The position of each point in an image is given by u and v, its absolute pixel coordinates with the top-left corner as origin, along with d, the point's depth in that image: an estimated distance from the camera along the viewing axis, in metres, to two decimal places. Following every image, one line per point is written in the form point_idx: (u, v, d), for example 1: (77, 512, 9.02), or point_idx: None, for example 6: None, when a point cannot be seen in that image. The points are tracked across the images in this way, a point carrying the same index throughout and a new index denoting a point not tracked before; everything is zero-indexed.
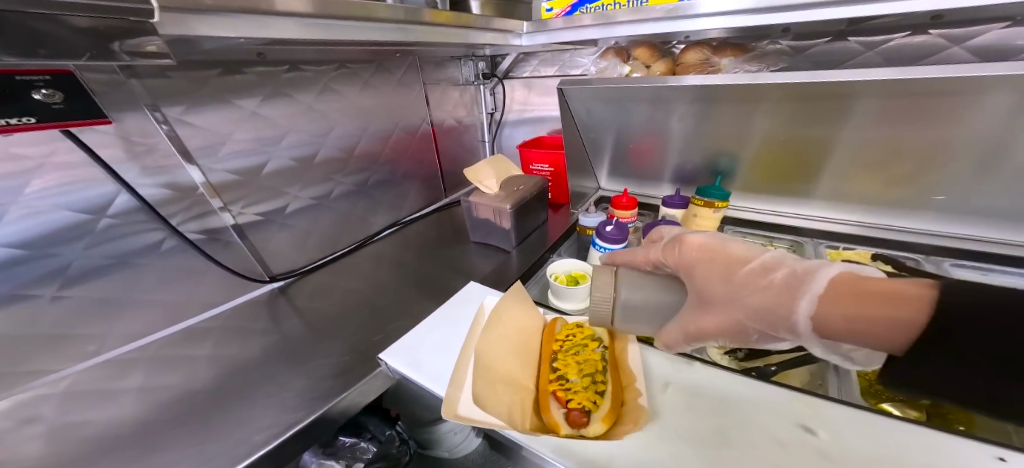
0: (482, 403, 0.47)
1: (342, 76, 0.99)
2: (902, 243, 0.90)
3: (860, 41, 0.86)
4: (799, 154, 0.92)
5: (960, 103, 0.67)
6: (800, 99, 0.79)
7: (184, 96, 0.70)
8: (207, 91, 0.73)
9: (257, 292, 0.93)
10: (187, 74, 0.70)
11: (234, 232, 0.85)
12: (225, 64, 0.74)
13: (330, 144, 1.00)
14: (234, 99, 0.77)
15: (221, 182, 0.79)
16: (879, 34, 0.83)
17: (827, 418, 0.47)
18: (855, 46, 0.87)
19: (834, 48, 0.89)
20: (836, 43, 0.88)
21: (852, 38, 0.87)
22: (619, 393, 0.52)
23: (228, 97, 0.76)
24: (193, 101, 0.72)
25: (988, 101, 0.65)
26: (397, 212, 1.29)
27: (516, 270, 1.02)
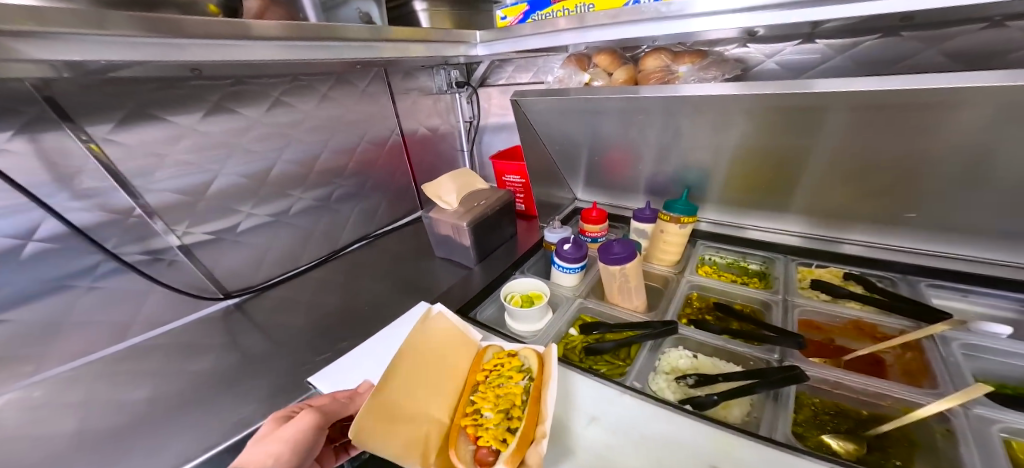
0: (373, 438, 0.45)
1: (296, 89, 0.97)
2: (879, 261, 0.85)
3: (828, 44, 0.81)
4: (770, 164, 0.87)
5: (929, 114, 0.62)
6: (764, 109, 0.75)
7: (111, 113, 0.70)
8: (137, 107, 0.72)
9: (208, 310, 0.91)
10: (115, 93, 0.69)
11: (180, 251, 0.84)
12: (157, 81, 0.73)
13: (287, 159, 0.99)
14: (169, 115, 0.77)
15: (162, 202, 0.79)
16: (846, 36, 0.78)
17: (740, 460, 0.44)
18: (824, 48, 0.82)
19: (800, 51, 0.84)
20: (802, 46, 0.83)
21: (819, 40, 0.82)
22: (529, 430, 0.48)
23: (163, 114, 0.75)
24: (121, 119, 0.71)
25: (960, 112, 0.60)
26: (367, 225, 1.28)
27: (474, 287, 0.99)
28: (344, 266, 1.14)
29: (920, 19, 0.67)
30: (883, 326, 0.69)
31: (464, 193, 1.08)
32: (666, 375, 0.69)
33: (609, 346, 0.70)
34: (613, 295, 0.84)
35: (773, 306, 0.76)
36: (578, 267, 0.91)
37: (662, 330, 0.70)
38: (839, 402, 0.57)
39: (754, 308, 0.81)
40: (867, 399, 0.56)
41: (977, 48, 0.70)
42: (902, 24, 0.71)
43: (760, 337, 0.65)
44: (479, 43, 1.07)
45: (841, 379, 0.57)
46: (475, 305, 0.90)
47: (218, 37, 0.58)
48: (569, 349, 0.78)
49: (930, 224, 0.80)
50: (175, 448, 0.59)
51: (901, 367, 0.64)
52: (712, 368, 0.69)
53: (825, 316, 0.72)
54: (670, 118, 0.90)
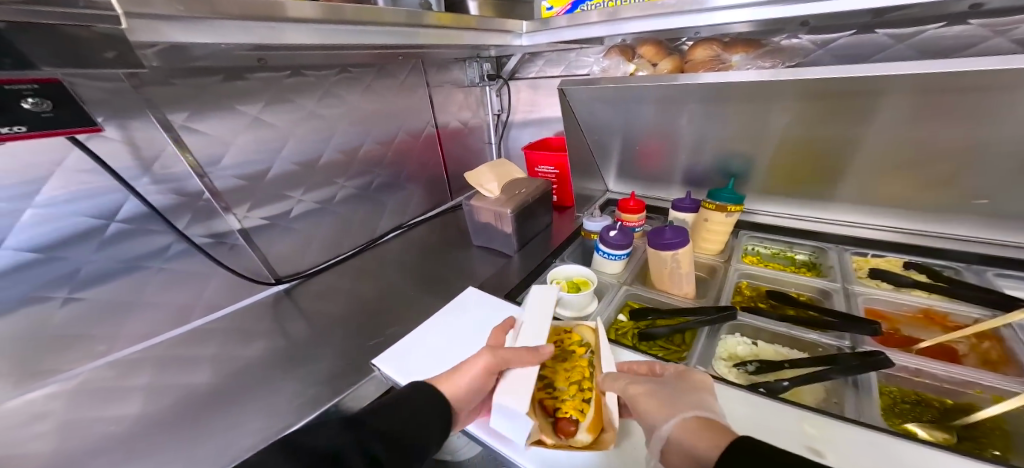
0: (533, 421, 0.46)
1: (344, 80, 0.99)
2: (937, 250, 0.84)
3: (889, 33, 0.80)
4: (820, 154, 0.86)
5: (1000, 100, 0.60)
6: (822, 96, 0.73)
7: (188, 103, 0.72)
8: (209, 97, 0.74)
9: (261, 294, 0.94)
10: (190, 82, 0.71)
11: (240, 235, 0.87)
12: (226, 71, 0.76)
13: (333, 148, 1.01)
14: (238, 105, 0.79)
15: (227, 188, 0.81)
16: (911, 25, 0.77)
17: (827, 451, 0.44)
18: (884, 38, 0.80)
19: (862, 40, 0.82)
20: (863, 35, 0.82)
21: (880, 30, 0.80)
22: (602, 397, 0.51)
23: (231, 104, 0.78)
24: (196, 108, 0.73)
25: None
26: (402, 215, 1.30)
27: (516, 275, 0.99)
28: (382, 255, 1.15)
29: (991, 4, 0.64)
30: (954, 316, 0.69)
31: (503, 182, 1.09)
32: (725, 361, 0.69)
33: (664, 331, 0.71)
34: (663, 281, 0.84)
35: (833, 294, 0.75)
36: (623, 255, 0.91)
37: (718, 317, 0.70)
38: (918, 391, 0.57)
39: (811, 296, 0.80)
40: (951, 387, 0.56)
41: None
42: (971, 10, 0.70)
43: (825, 323, 0.65)
44: (524, 33, 1.08)
45: (923, 367, 0.56)
46: (521, 292, 0.90)
47: (294, 25, 0.59)
48: (621, 334, 0.78)
49: (993, 213, 0.79)
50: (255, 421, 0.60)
51: (978, 356, 0.63)
52: (773, 354, 0.69)
53: (891, 304, 0.72)
54: (717, 109, 0.89)
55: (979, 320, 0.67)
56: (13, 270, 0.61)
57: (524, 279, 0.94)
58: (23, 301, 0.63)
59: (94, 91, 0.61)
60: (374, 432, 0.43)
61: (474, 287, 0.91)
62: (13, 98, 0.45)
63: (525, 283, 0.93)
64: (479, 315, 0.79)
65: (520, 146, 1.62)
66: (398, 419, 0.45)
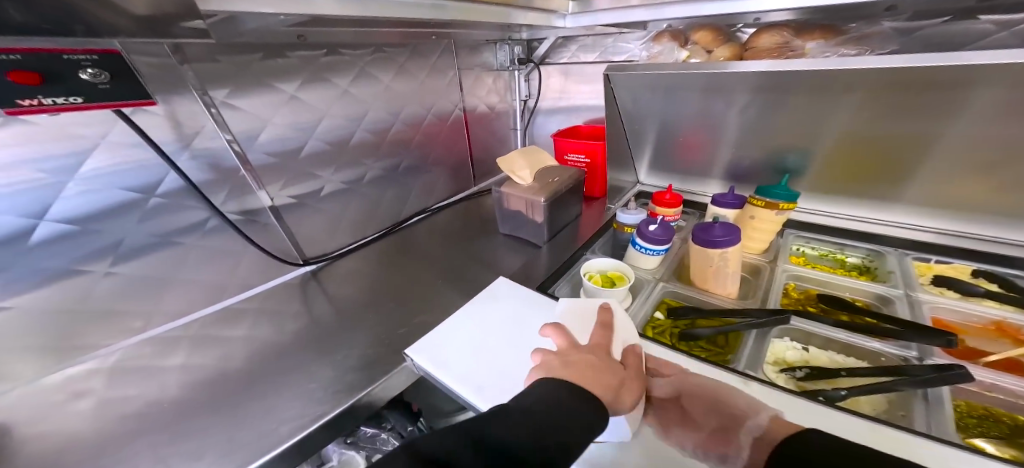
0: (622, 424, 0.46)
1: (377, 60, 0.97)
2: (1006, 258, 0.78)
3: (993, 20, 0.72)
4: (886, 152, 0.80)
5: None
6: (899, 90, 0.68)
7: (227, 80, 0.70)
8: (250, 75, 0.73)
9: (290, 275, 0.93)
10: (232, 57, 0.70)
11: (271, 213, 0.86)
12: (266, 48, 0.74)
13: (364, 129, 0.99)
14: (276, 83, 0.78)
15: (261, 166, 0.81)
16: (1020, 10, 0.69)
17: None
18: (987, 25, 0.73)
19: (955, 29, 0.76)
20: (959, 22, 0.75)
21: (985, 16, 0.72)
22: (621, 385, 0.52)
23: (270, 82, 0.76)
24: (235, 85, 0.72)
25: None
26: (426, 199, 1.27)
27: (547, 267, 0.97)
28: (406, 240, 1.14)
29: None
30: None
31: (537, 170, 1.06)
32: (771, 366, 0.67)
33: (708, 332, 0.69)
34: (705, 281, 0.80)
35: (895, 301, 0.71)
36: (661, 250, 0.87)
37: (771, 320, 0.67)
38: (989, 406, 0.53)
39: (867, 302, 0.76)
40: None
41: None
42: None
43: (889, 331, 0.61)
44: (568, 14, 1.03)
45: (996, 381, 0.53)
46: (552, 284, 0.88)
47: None
48: (659, 332, 0.76)
49: None
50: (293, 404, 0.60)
51: None
52: (824, 361, 0.66)
53: (958, 314, 0.68)
54: (776, 100, 0.84)
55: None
56: (54, 242, 0.61)
57: (556, 271, 0.92)
58: (65, 274, 0.63)
59: (141, 66, 0.60)
60: (537, 432, 0.39)
61: (503, 277, 0.89)
62: (71, 68, 0.49)
63: (557, 275, 0.91)
64: (513, 305, 0.77)
65: (546, 133, 1.58)
66: (558, 420, 0.40)
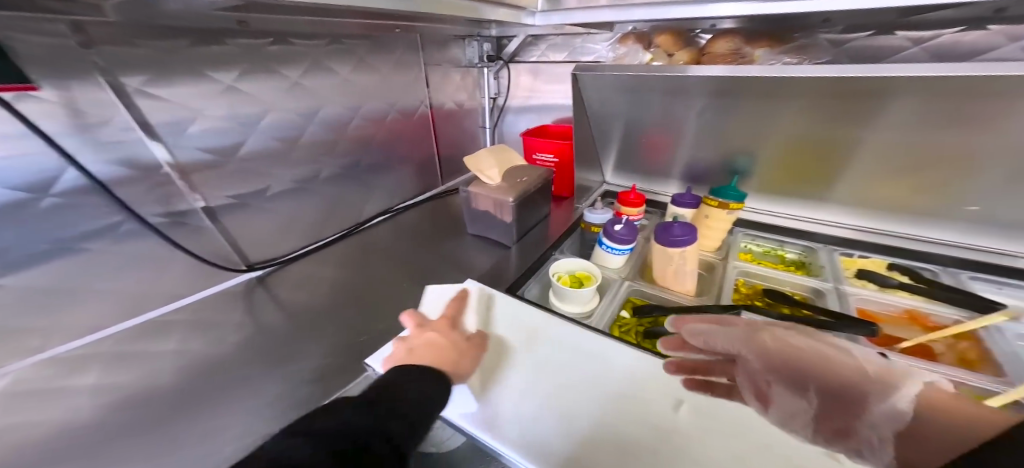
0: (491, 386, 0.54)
1: (335, 52, 0.92)
2: (921, 253, 0.87)
3: (908, 36, 0.80)
4: (822, 155, 0.87)
5: (1001, 109, 0.62)
6: (831, 98, 0.73)
7: (148, 66, 0.64)
8: (177, 61, 0.66)
9: (231, 283, 0.87)
10: (153, 41, 0.63)
11: (203, 215, 0.79)
12: (195, 32, 0.67)
13: (318, 124, 0.93)
14: (211, 72, 0.71)
15: (191, 162, 0.73)
16: (929, 27, 0.77)
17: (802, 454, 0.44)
18: (902, 42, 0.80)
19: (878, 43, 0.82)
20: (880, 36, 0.82)
21: (900, 32, 0.80)
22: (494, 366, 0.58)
23: (202, 70, 0.70)
24: (157, 72, 0.65)
25: None
26: (390, 199, 1.23)
27: (516, 268, 0.96)
28: (367, 242, 1.09)
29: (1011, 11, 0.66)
30: (936, 317, 0.72)
31: (505, 169, 1.04)
32: None
33: (668, 330, 0.72)
34: (665, 278, 0.84)
35: (826, 294, 0.77)
36: (626, 250, 0.89)
37: (724, 315, 0.71)
38: None
39: (805, 295, 0.82)
40: None
41: None
42: (990, 15, 0.70)
43: (825, 323, 0.66)
44: (537, 12, 1.01)
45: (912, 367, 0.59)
46: (522, 285, 0.88)
47: None
48: (625, 331, 0.78)
49: (972, 220, 0.83)
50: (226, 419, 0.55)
51: (956, 356, 0.66)
52: None
53: (879, 304, 0.75)
54: (727, 102, 0.87)
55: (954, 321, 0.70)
56: None
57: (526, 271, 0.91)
58: None
59: (30, 46, 0.52)
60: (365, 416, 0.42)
61: (472, 280, 0.88)
62: None
63: (528, 275, 0.91)
64: (480, 307, 0.76)
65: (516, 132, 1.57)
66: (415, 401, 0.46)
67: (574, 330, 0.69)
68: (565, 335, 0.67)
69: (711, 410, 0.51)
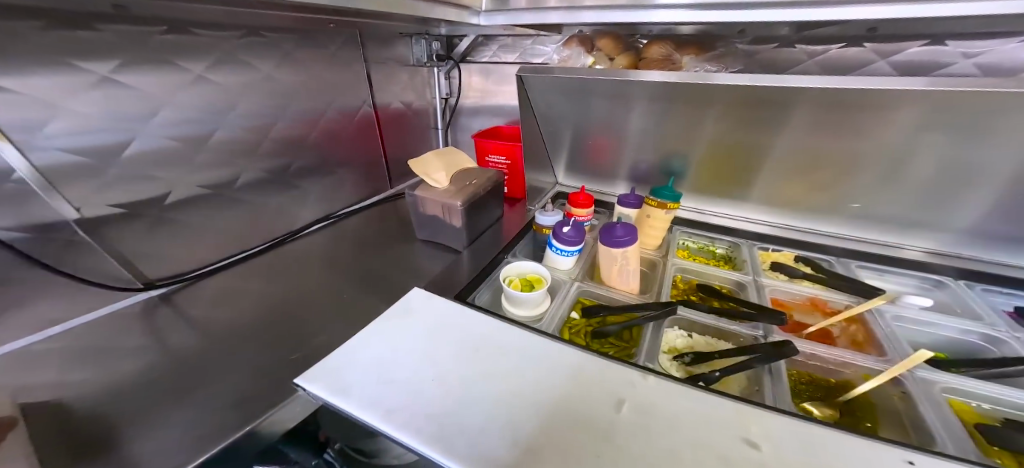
0: None
1: (253, 45, 0.84)
2: (820, 246, 0.99)
3: (804, 50, 0.88)
4: (743, 157, 0.95)
5: (880, 116, 0.71)
6: (747, 105, 0.80)
7: None
8: (31, 45, 0.57)
9: (122, 303, 0.75)
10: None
11: (78, 227, 0.69)
12: (55, 14, 0.58)
13: (232, 124, 0.86)
14: (76, 60, 0.61)
15: (52, 164, 0.63)
16: (820, 42, 0.86)
17: (711, 440, 0.48)
18: (800, 54, 0.89)
19: (781, 54, 0.91)
20: (783, 49, 0.90)
21: (800, 45, 0.88)
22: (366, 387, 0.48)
23: (62, 56, 0.60)
24: (2, 57, 0.55)
25: (901, 114, 0.69)
26: (329, 204, 1.16)
27: (467, 272, 0.94)
28: (300, 250, 1.01)
29: (883, 29, 0.76)
30: (832, 302, 0.83)
31: (454, 172, 1.02)
32: (666, 354, 0.76)
33: (614, 329, 0.76)
34: (611, 277, 0.87)
35: (747, 286, 0.86)
36: (575, 251, 0.91)
37: (663, 312, 0.76)
38: (813, 373, 0.68)
39: (729, 288, 0.90)
40: (832, 367, 0.66)
41: (921, 62, 0.80)
42: (866, 33, 0.80)
43: (747, 315, 0.74)
44: (483, 12, 0.99)
45: (814, 350, 0.67)
46: (473, 291, 0.86)
47: None
48: (574, 332, 0.80)
49: (861, 215, 0.95)
50: (100, 458, 0.48)
51: (848, 338, 0.78)
52: (705, 345, 0.77)
53: (789, 294, 0.85)
54: (661, 105, 0.92)
55: (846, 305, 0.82)
56: None
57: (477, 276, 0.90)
58: None
59: None
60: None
61: (420, 288, 0.85)
62: None
63: (479, 280, 0.90)
64: (431, 316, 0.74)
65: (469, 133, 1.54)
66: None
67: (527, 337, 0.70)
68: (517, 342, 0.68)
69: (641, 405, 0.54)
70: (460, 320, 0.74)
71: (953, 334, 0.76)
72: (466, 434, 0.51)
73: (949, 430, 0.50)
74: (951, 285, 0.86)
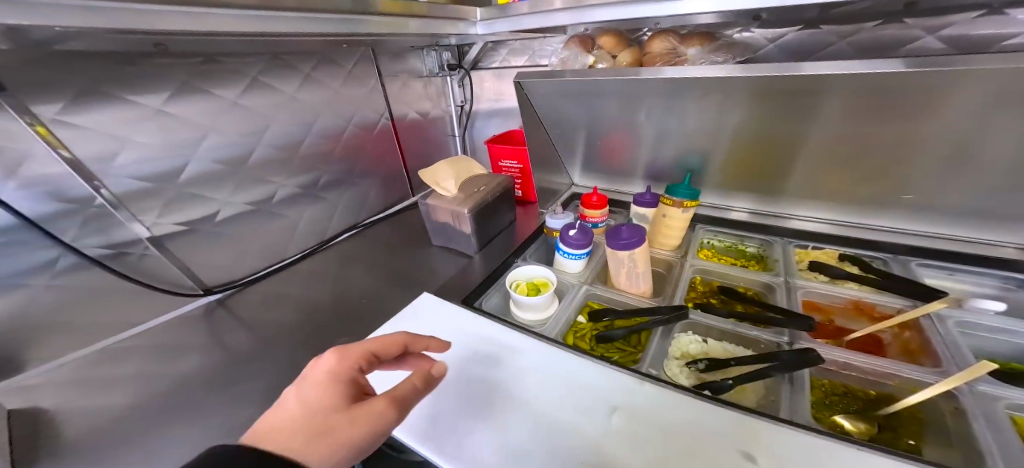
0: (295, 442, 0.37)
1: (274, 68, 0.92)
2: (869, 243, 0.88)
3: (834, 29, 0.80)
4: (773, 150, 0.87)
5: (932, 98, 0.63)
6: (772, 94, 0.75)
7: (61, 94, 0.64)
8: (94, 89, 0.67)
9: (188, 307, 0.89)
10: (67, 69, 0.64)
11: (149, 243, 0.80)
12: (113, 56, 0.68)
13: (264, 145, 0.94)
14: (131, 96, 0.72)
15: (125, 191, 0.74)
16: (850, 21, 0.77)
17: (703, 453, 0.46)
18: (829, 34, 0.81)
19: (806, 36, 0.83)
20: (807, 31, 0.83)
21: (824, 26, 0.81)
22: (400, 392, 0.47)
23: (120, 93, 0.70)
24: (73, 100, 0.65)
25: (960, 94, 0.61)
26: (356, 214, 1.24)
27: (479, 276, 0.96)
28: (331, 258, 1.09)
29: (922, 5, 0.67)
30: (880, 306, 0.73)
31: (463, 179, 1.05)
32: (677, 360, 0.71)
33: (619, 333, 0.73)
34: (619, 280, 0.84)
35: (776, 289, 0.78)
36: (582, 253, 0.89)
37: (671, 316, 0.72)
38: (845, 383, 0.60)
39: (756, 291, 0.83)
40: (871, 378, 0.59)
41: (971, 36, 0.70)
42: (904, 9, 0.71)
43: (771, 320, 0.67)
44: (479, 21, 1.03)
45: (848, 360, 0.59)
46: (480, 296, 0.87)
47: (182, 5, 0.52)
48: (579, 337, 0.79)
49: (920, 208, 0.83)
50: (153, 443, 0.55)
51: (900, 346, 0.68)
52: (721, 351, 0.71)
53: (826, 297, 0.76)
54: (676, 100, 0.88)
55: (898, 310, 0.71)
56: None
57: (486, 280, 0.91)
58: None
59: None
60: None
61: (430, 292, 0.88)
62: None
63: (488, 284, 0.91)
64: (437, 319, 0.76)
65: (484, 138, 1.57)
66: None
67: (524, 340, 0.69)
68: (517, 345, 0.68)
69: (633, 414, 0.52)
70: (464, 323, 0.75)
71: None
72: (454, 429, 0.53)
73: (1007, 457, 0.42)
74: None
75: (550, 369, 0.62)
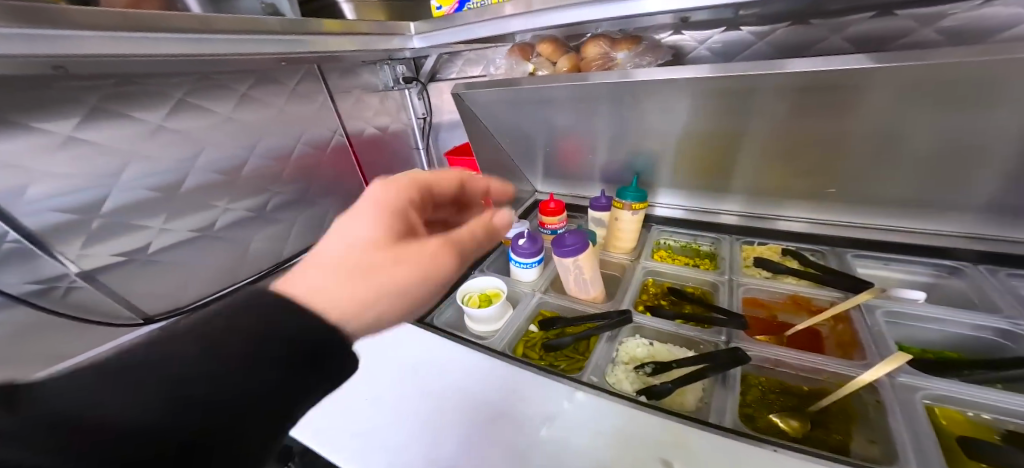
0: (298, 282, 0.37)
1: (206, 88, 0.90)
2: (812, 237, 0.90)
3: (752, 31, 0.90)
4: (718, 148, 0.88)
5: (852, 96, 0.65)
6: (710, 93, 0.76)
7: None
8: None
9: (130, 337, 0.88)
10: None
11: (78, 278, 0.77)
12: (10, 82, 0.65)
13: (202, 167, 0.92)
14: (38, 124, 0.68)
15: (43, 225, 0.71)
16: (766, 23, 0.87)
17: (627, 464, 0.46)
18: (749, 35, 0.90)
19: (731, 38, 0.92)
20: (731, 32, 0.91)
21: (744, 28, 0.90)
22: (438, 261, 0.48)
23: (25, 122, 0.67)
24: None
25: (877, 92, 0.62)
26: (313, 233, 1.21)
27: (434, 289, 0.94)
28: None
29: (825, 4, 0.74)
30: (817, 299, 0.74)
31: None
32: (624, 365, 0.71)
33: (567, 341, 0.72)
34: (569, 287, 0.84)
35: (720, 288, 0.79)
36: (534, 262, 0.89)
37: (619, 321, 0.72)
38: (781, 379, 0.60)
39: (704, 290, 0.83)
40: (805, 374, 0.59)
41: (876, 30, 0.80)
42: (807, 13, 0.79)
43: (713, 319, 0.67)
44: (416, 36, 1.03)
45: (781, 357, 0.60)
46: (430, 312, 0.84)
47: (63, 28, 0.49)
48: (529, 345, 0.78)
49: (856, 201, 0.84)
50: None
51: (835, 338, 0.69)
52: (667, 354, 0.71)
53: (768, 293, 0.76)
54: (622, 107, 0.90)
55: (831, 301, 0.72)
56: None
57: (439, 293, 0.90)
58: None
59: None
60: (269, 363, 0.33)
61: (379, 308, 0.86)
62: None
63: (441, 298, 0.89)
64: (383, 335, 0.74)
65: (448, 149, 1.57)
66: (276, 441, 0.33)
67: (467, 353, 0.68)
68: (460, 357, 0.66)
69: (564, 425, 0.52)
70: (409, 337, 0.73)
71: (964, 331, 0.65)
72: (385, 450, 0.52)
73: (920, 452, 0.43)
74: (968, 270, 0.75)
75: (488, 380, 0.61)
